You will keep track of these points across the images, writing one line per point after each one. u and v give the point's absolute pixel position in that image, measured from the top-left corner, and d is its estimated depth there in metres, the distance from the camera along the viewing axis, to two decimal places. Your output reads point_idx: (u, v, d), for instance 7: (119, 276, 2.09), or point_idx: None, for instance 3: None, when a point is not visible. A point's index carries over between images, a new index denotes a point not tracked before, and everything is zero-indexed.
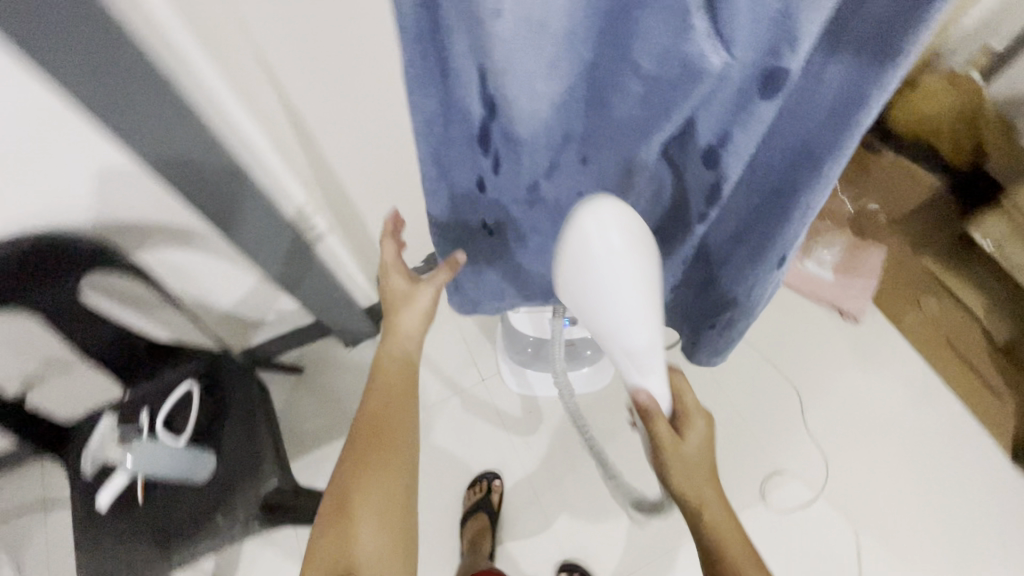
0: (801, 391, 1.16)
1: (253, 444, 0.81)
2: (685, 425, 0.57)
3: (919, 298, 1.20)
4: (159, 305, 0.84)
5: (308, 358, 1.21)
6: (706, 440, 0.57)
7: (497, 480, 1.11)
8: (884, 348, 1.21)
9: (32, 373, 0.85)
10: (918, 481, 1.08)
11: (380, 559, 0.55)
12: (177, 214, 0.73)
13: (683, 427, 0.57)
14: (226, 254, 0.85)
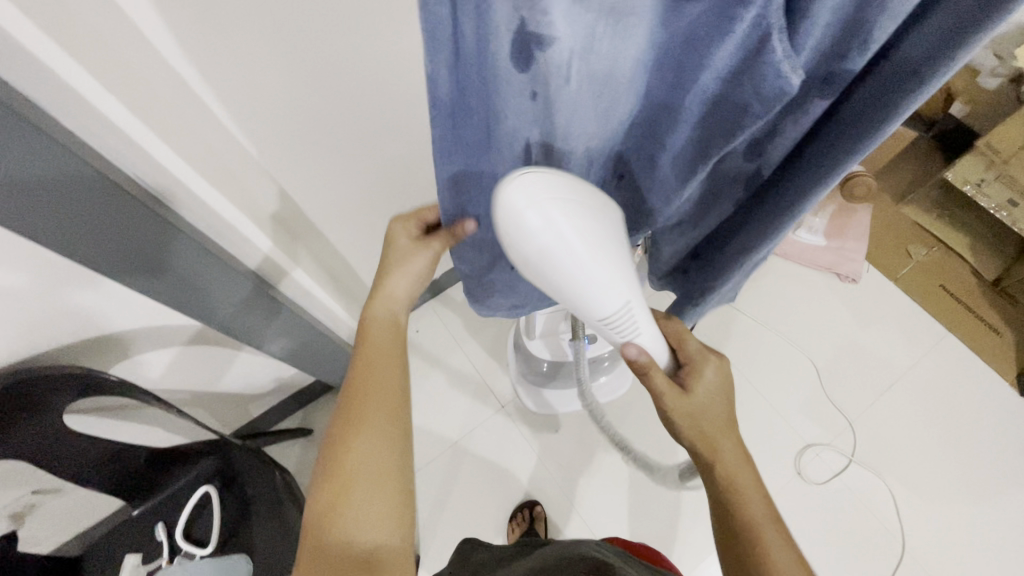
0: (813, 359, 1.17)
1: (289, 541, 0.75)
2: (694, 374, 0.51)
3: (909, 249, 1.23)
4: (150, 410, 0.76)
5: (315, 416, 1.14)
6: (720, 388, 0.51)
7: (540, 506, 1.05)
8: (884, 302, 1.22)
9: (21, 505, 0.76)
10: (938, 428, 1.10)
11: (372, 520, 0.46)
12: (153, 312, 0.65)
13: (690, 376, 0.51)
14: (213, 338, 0.77)
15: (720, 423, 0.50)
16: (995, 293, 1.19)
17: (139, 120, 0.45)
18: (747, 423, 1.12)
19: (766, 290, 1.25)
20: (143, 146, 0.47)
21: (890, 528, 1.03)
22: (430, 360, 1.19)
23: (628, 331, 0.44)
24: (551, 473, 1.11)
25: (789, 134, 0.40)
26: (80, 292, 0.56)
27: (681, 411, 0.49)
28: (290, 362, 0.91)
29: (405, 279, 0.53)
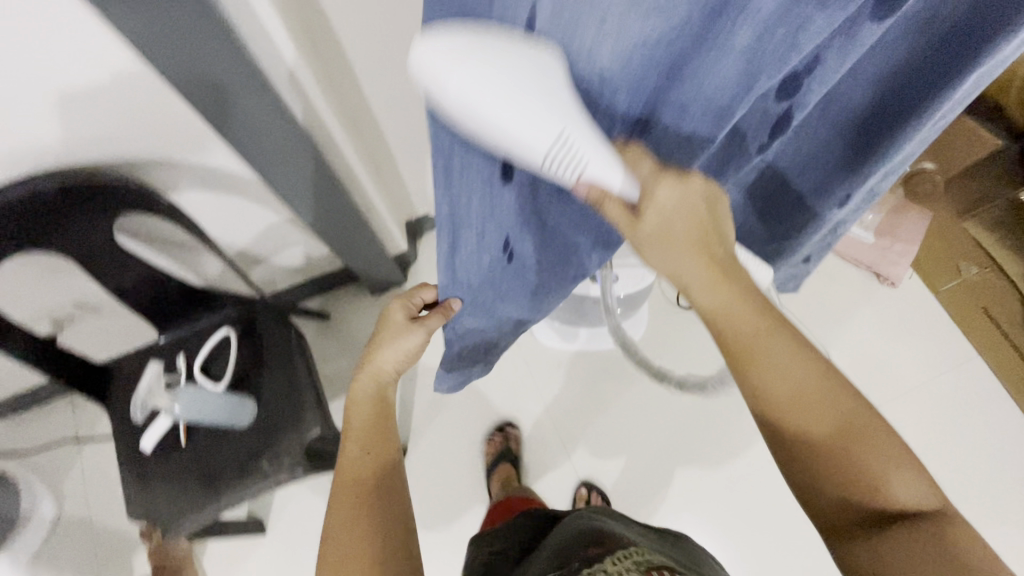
0: (831, 353, 1.16)
1: (294, 392, 0.80)
2: (650, 199, 0.40)
3: (959, 265, 1.15)
4: (192, 248, 0.81)
5: (334, 304, 1.19)
6: (678, 204, 0.41)
7: (513, 430, 1.12)
8: (917, 312, 1.19)
9: (61, 313, 0.83)
10: (938, 442, 1.10)
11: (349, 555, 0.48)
12: (211, 152, 0.68)
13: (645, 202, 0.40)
14: (259, 196, 0.80)
15: (696, 256, 0.43)
16: None
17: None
18: None
19: None
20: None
21: None
22: None
23: (576, 167, 0.36)
24: (546, 403, 1.15)
25: (832, 72, 0.43)
26: (152, 113, 0.59)
27: (647, 239, 0.42)
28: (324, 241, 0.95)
29: (398, 354, 0.59)
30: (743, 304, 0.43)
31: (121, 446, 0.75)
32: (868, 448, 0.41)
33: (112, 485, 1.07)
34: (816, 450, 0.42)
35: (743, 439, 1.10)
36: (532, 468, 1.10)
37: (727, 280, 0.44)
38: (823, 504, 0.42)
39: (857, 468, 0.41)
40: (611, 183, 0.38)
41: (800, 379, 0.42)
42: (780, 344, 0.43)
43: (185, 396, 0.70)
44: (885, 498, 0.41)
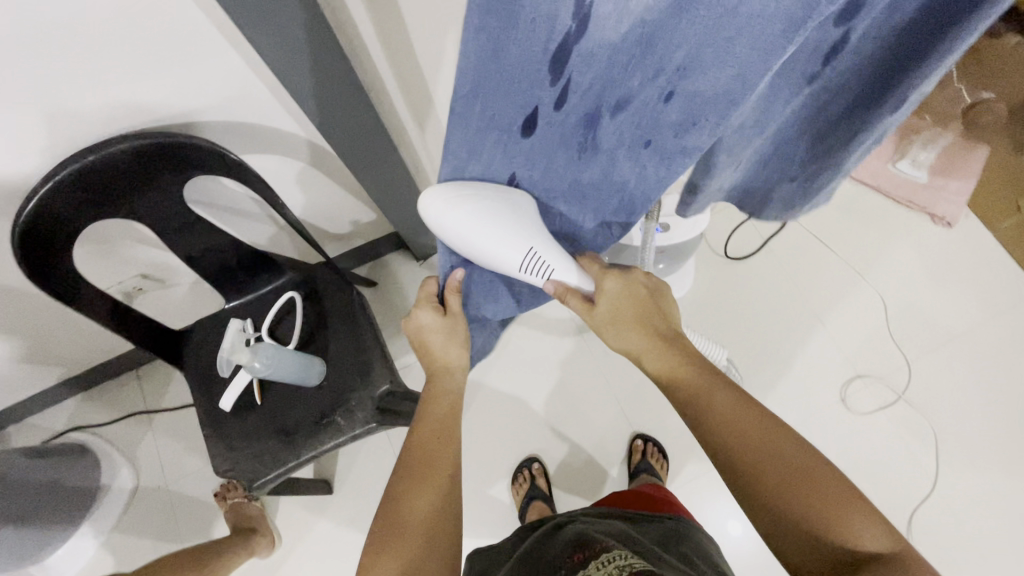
0: (885, 299, 1.14)
1: (360, 350, 0.81)
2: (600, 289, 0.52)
3: (1019, 205, 1.10)
4: (255, 212, 0.82)
5: (380, 272, 1.20)
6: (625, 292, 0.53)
7: (537, 465, 1.07)
8: (974, 253, 1.16)
9: (130, 286, 0.85)
10: (1001, 384, 1.07)
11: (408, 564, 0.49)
12: (272, 114, 0.69)
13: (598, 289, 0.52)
14: (315, 158, 0.81)
15: (638, 330, 0.53)
16: None
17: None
18: (799, 346, 1.12)
19: (847, 222, 1.20)
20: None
21: (925, 466, 1.03)
22: None
23: (540, 275, 0.47)
24: (595, 360, 1.15)
25: None
26: (220, 77, 0.60)
27: (603, 320, 0.53)
28: (375, 205, 0.96)
29: (443, 352, 0.60)
30: (690, 368, 0.50)
31: (203, 407, 0.79)
32: (812, 484, 0.42)
33: (183, 453, 1.12)
34: (766, 478, 0.42)
35: (797, 387, 1.09)
36: (585, 423, 1.12)
37: (668, 344, 0.52)
38: (782, 545, 0.41)
39: (811, 500, 0.41)
40: (570, 281, 0.49)
41: (742, 423, 0.45)
42: (726, 396, 0.47)
43: (265, 353, 0.73)
44: (850, 542, 0.39)
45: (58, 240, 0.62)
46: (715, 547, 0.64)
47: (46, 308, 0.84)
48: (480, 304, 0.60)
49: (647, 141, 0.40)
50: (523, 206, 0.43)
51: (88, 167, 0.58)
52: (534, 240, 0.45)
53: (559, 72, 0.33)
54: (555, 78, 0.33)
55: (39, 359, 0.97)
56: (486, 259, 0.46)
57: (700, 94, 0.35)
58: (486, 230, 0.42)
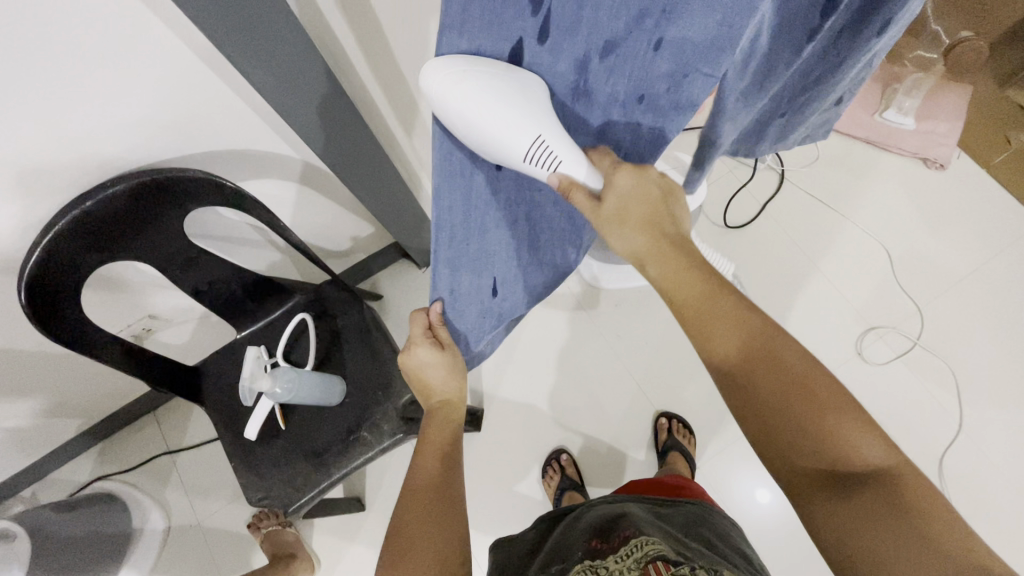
0: (887, 247, 1.14)
1: (378, 363, 0.81)
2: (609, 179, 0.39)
3: (1008, 135, 1.11)
4: (255, 238, 0.82)
5: (382, 284, 1.19)
6: (639, 189, 0.41)
7: (565, 455, 1.07)
8: (970, 192, 1.16)
9: (139, 328, 0.85)
10: (1013, 318, 1.08)
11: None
12: (264, 140, 0.68)
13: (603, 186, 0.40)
14: (309, 177, 0.80)
15: (644, 231, 0.42)
16: None
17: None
18: (809, 305, 1.12)
19: (842, 177, 1.20)
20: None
21: (948, 409, 1.03)
22: None
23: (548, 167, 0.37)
24: (609, 345, 1.15)
25: None
26: (211, 111, 0.60)
27: (610, 220, 0.41)
28: (373, 218, 0.96)
29: (442, 385, 0.61)
30: (691, 272, 0.43)
31: (228, 439, 0.79)
32: (817, 403, 0.39)
33: (211, 490, 1.12)
34: (768, 400, 0.41)
35: (812, 346, 1.09)
36: (607, 409, 1.12)
37: (673, 247, 0.43)
38: (782, 461, 0.41)
39: (815, 420, 0.39)
40: (577, 174, 0.38)
41: (753, 336, 0.41)
42: (726, 305, 0.42)
43: (285, 377, 0.73)
44: (845, 455, 0.39)
45: (65, 288, 0.61)
46: (740, 532, 0.63)
47: (58, 362, 0.84)
48: (464, 311, 0.52)
49: (641, 97, 0.38)
50: (533, 89, 0.35)
51: (88, 212, 0.57)
52: (545, 127, 0.36)
53: (539, 4, 0.32)
54: (536, 12, 0.32)
55: (56, 413, 0.96)
56: (483, 146, 0.36)
57: (689, 40, 0.34)
58: (492, 99, 0.33)
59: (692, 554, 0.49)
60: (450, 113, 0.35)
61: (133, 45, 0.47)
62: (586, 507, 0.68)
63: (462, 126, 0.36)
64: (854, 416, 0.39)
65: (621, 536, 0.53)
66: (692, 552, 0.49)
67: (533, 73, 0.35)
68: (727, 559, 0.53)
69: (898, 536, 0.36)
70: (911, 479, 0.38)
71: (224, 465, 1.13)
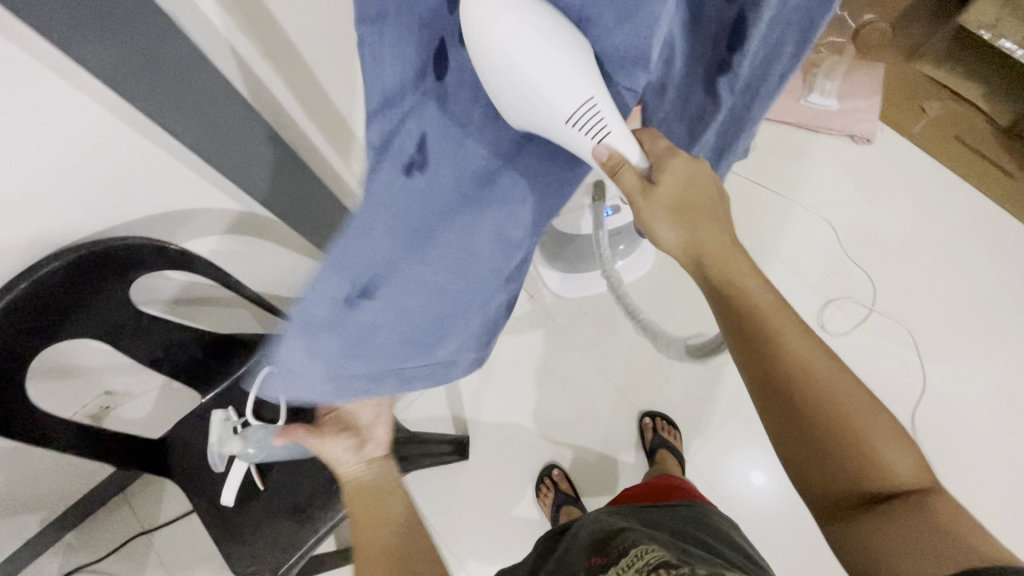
0: (831, 222, 1.19)
1: None
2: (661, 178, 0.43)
3: (924, 105, 1.21)
4: (208, 297, 0.79)
5: None
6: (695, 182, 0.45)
7: (557, 469, 1.07)
8: (898, 160, 1.23)
9: (95, 407, 0.81)
10: (955, 272, 1.14)
11: None
12: (204, 197, 0.67)
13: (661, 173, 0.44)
14: (258, 227, 0.79)
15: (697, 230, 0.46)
16: None
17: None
18: (769, 286, 1.16)
19: (781, 160, 1.25)
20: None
21: (909, 367, 1.08)
22: None
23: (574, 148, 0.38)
24: (585, 352, 1.15)
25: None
26: (145, 175, 0.58)
27: (656, 206, 0.44)
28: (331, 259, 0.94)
29: None
30: (744, 281, 0.46)
31: (206, 510, 0.75)
32: (860, 427, 0.42)
33: (195, 565, 1.06)
34: (816, 418, 0.43)
35: None
36: (593, 416, 1.12)
37: (732, 253, 0.47)
38: (813, 472, 0.43)
39: (853, 440, 0.42)
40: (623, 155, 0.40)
41: (801, 360, 0.44)
42: (802, 340, 0.44)
43: (255, 437, 0.73)
44: (884, 469, 0.42)
45: (6, 378, 0.58)
46: (733, 526, 0.65)
47: (9, 456, 0.78)
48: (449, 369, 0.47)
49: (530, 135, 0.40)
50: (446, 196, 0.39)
51: (25, 296, 0.55)
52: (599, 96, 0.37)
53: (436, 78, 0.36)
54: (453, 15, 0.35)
55: (14, 511, 0.90)
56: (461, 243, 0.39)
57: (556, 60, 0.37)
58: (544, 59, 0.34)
59: (690, 557, 0.49)
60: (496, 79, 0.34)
61: (52, 120, 0.46)
62: (581, 522, 0.67)
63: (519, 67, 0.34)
64: (886, 436, 0.42)
65: (621, 549, 0.52)
66: (688, 556, 0.49)
67: (459, 66, 0.36)
68: (726, 557, 0.53)
69: (936, 547, 0.38)
70: (939, 494, 0.41)
71: (206, 537, 1.07)
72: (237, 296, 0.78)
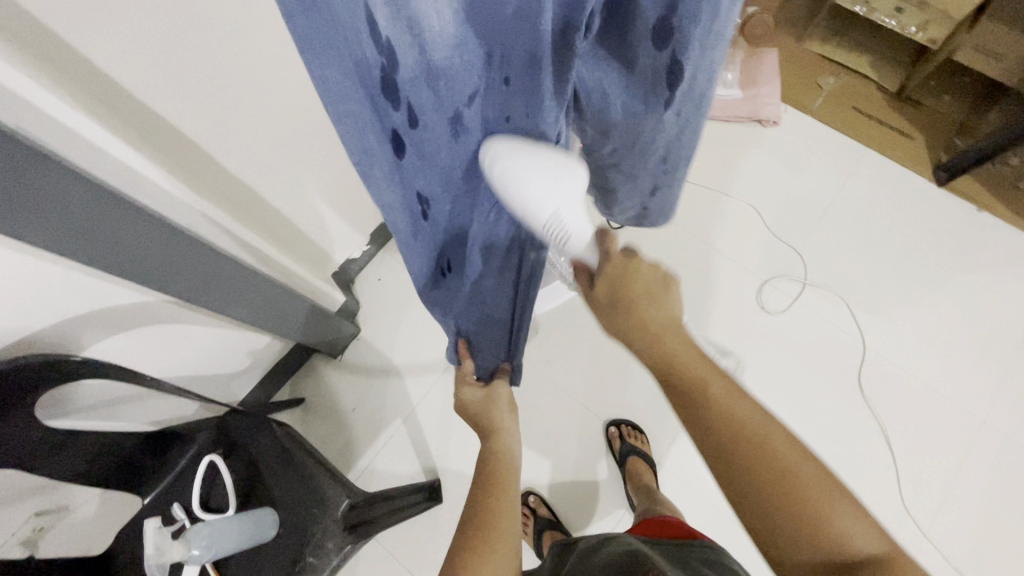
0: (754, 205, 1.24)
1: (304, 479, 0.77)
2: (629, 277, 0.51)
3: (818, 81, 1.31)
4: (133, 395, 0.75)
5: (301, 387, 1.13)
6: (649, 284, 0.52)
7: (533, 496, 1.06)
8: (806, 135, 1.29)
9: (28, 530, 0.74)
10: (872, 234, 1.20)
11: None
12: (106, 297, 0.64)
13: (630, 273, 0.52)
14: (176, 315, 0.75)
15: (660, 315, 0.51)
16: (899, 101, 1.28)
17: (11, 67, 0.42)
18: (707, 277, 1.18)
19: (698, 153, 1.29)
20: (29, 99, 0.44)
21: (847, 332, 1.13)
22: (402, 303, 1.18)
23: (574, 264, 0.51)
24: (543, 373, 1.14)
25: None
26: (32, 288, 0.55)
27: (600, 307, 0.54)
28: (264, 330, 0.90)
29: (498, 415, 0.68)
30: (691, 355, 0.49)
31: None
32: (795, 482, 0.43)
33: None
34: (752, 473, 0.43)
35: (722, 314, 1.16)
36: (562, 435, 1.10)
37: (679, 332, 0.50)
38: (756, 528, 0.43)
39: (784, 492, 0.42)
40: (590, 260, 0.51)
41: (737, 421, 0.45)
42: (722, 386, 0.47)
43: (200, 536, 0.69)
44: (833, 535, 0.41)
45: None
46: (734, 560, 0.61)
47: None
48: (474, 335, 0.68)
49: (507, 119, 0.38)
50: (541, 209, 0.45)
51: None
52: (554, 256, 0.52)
53: (400, 102, 0.32)
54: (399, 106, 0.32)
55: None
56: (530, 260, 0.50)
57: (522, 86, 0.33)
58: (533, 165, 0.38)
59: None
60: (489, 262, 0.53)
61: None
62: (606, 540, 0.66)
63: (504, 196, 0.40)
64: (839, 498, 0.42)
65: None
66: None
67: (417, 143, 0.36)
68: None
69: None
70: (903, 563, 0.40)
71: None
72: (164, 390, 0.74)
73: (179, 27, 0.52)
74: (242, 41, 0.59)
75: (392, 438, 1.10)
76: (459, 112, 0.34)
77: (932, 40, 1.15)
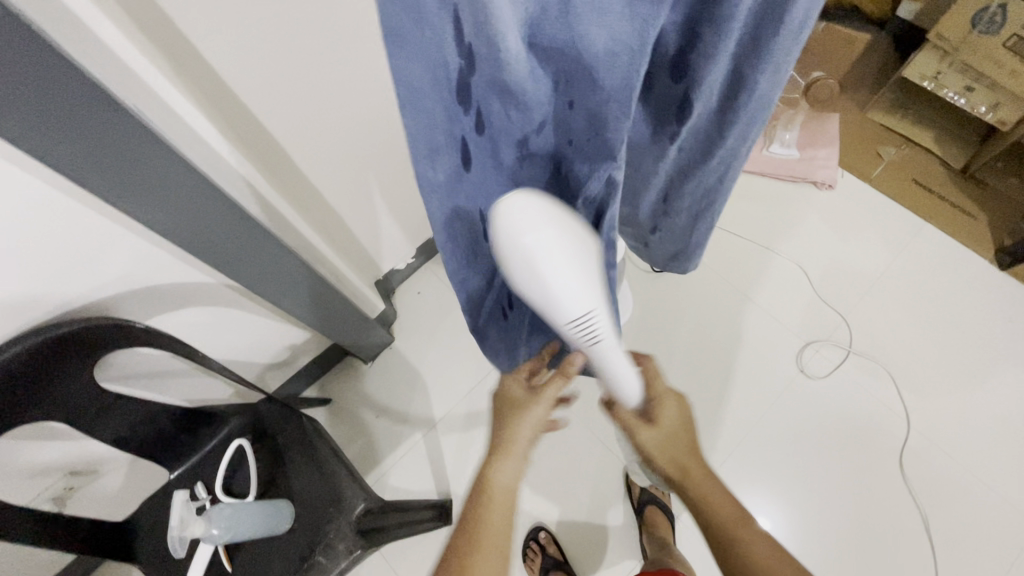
0: (803, 266, 1.22)
1: (325, 477, 0.79)
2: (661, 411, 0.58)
3: (878, 151, 1.29)
4: (178, 369, 0.78)
5: (330, 388, 1.15)
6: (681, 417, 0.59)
7: (544, 531, 1.03)
8: (862, 202, 1.27)
9: (61, 488, 0.77)
10: (925, 310, 1.16)
11: None
12: (172, 273, 0.68)
13: (657, 409, 0.58)
14: (229, 300, 0.79)
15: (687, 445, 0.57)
16: (964, 179, 1.25)
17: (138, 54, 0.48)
18: (745, 332, 1.16)
19: (748, 207, 1.28)
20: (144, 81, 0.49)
21: (891, 408, 1.08)
22: (437, 319, 1.20)
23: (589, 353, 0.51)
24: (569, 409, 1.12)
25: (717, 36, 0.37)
26: (112, 254, 0.60)
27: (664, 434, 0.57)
28: (304, 326, 0.93)
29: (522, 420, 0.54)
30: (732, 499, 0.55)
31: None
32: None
33: None
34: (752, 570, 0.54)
35: (762, 375, 1.12)
36: (581, 473, 1.08)
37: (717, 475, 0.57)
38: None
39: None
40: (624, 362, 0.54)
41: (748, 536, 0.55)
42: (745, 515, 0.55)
43: (220, 516, 0.69)
44: None
45: None
46: None
47: None
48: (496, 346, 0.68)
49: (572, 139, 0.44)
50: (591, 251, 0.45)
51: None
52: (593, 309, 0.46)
53: (468, 106, 0.39)
54: (469, 113, 0.39)
55: None
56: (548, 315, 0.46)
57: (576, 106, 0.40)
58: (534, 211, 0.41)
59: None
60: (506, 228, 0.41)
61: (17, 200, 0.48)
62: None
63: (511, 230, 0.41)
64: None
65: None
66: None
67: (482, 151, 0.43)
68: None
69: None
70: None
71: None
72: (207, 369, 0.77)
73: (271, 25, 0.56)
74: (324, 48, 0.64)
75: (410, 451, 1.10)
76: (523, 133, 0.43)
77: (1000, 122, 1.14)
